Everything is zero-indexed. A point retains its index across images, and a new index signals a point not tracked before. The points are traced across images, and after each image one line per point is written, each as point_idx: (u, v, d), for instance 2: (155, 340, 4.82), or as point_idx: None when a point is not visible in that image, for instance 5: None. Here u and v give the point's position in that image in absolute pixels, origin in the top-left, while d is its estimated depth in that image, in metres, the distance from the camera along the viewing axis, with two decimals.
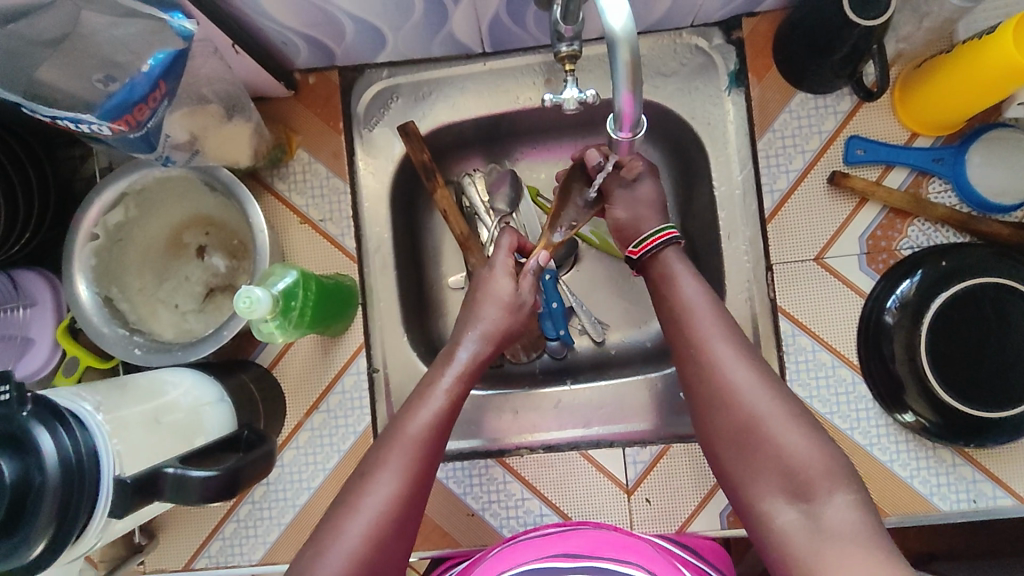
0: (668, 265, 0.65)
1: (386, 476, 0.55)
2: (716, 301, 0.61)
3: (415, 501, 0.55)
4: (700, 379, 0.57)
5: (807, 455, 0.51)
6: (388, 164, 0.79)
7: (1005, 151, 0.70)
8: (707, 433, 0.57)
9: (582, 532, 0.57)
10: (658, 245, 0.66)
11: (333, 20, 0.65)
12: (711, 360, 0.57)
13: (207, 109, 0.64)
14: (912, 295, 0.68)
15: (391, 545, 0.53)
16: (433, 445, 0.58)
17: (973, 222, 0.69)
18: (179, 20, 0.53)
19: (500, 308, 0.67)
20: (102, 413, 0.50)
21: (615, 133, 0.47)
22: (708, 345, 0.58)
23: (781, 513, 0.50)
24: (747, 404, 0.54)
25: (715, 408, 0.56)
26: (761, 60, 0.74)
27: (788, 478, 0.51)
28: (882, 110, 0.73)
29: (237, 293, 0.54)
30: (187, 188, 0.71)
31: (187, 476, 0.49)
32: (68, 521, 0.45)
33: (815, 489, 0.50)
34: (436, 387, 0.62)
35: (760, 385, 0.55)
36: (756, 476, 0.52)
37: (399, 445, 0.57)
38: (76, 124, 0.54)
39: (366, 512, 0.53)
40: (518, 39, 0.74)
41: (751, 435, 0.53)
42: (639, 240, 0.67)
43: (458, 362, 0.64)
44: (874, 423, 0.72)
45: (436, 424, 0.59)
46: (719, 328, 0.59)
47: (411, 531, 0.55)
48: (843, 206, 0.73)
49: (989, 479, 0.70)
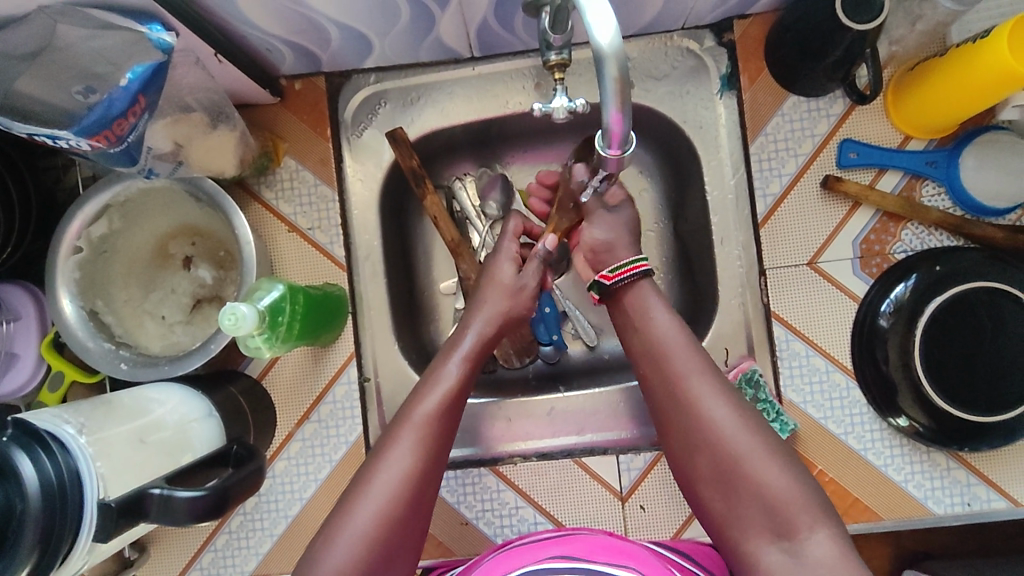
0: (642, 299, 0.62)
1: (400, 451, 0.53)
2: (689, 336, 0.59)
3: (428, 480, 0.53)
4: (677, 419, 0.55)
5: (791, 492, 0.49)
6: (376, 171, 0.77)
7: (999, 153, 0.70)
8: (686, 474, 0.54)
9: (578, 537, 0.56)
10: (634, 276, 0.62)
11: (318, 27, 0.64)
12: (688, 399, 0.54)
13: (190, 117, 0.63)
14: (907, 299, 0.67)
15: (401, 529, 0.50)
16: (446, 423, 0.55)
17: (968, 226, 0.69)
18: (157, 32, 0.53)
19: (502, 294, 0.65)
20: (85, 436, 0.50)
21: (604, 150, 0.46)
22: (685, 382, 0.55)
23: (766, 554, 0.49)
24: (727, 444, 0.52)
25: (695, 450, 0.53)
26: (752, 63, 0.74)
27: (770, 518, 0.49)
28: (874, 113, 0.72)
29: (222, 311, 0.53)
30: (172, 198, 0.70)
31: (173, 497, 0.48)
32: (52, 547, 0.44)
33: (798, 527, 0.48)
34: (443, 371, 0.59)
35: (740, 424, 0.52)
36: (739, 514, 0.50)
37: (411, 422, 0.54)
38: (54, 140, 0.53)
39: (372, 500, 0.50)
40: (507, 43, 0.73)
41: (732, 478, 0.51)
42: (615, 266, 0.63)
43: (463, 348, 0.61)
44: (868, 428, 0.72)
45: (446, 405, 0.56)
46: (696, 364, 0.56)
47: (424, 514, 0.52)
48: (836, 210, 0.72)
49: (984, 483, 0.70)
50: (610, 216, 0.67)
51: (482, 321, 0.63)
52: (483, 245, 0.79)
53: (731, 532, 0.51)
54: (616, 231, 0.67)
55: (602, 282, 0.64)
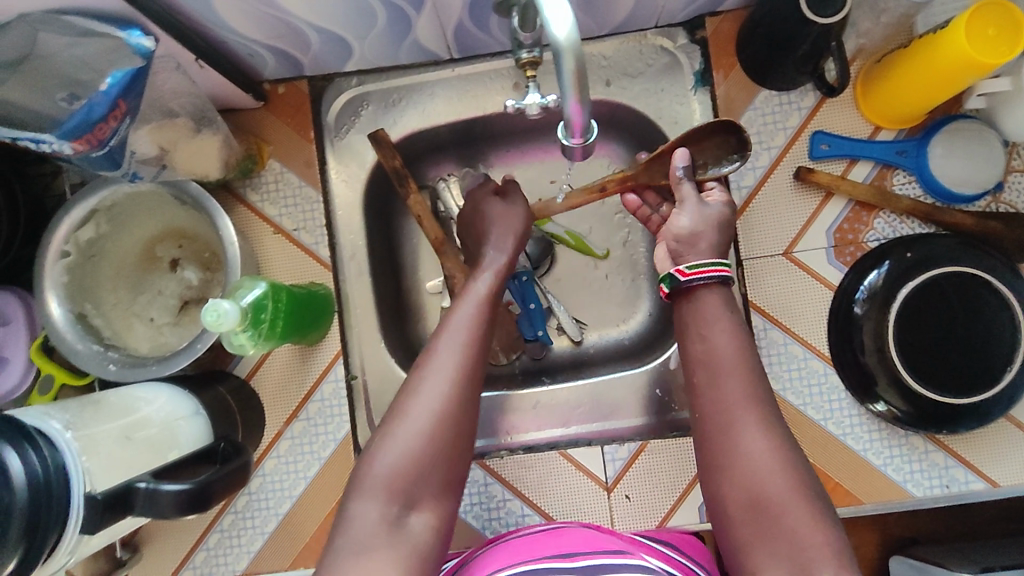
0: (712, 308, 0.55)
1: (442, 360, 0.53)
2: (750, 355, 0.53)
3: (475, 384, 0.53)
4: (716, 441, 0.50)
5: (809, 516, 0.46)
6: (359, 171, 0.79)
7: (967, 141, 0.71)
8: (714, 494, 0.50)
9: (571, 531, 0.57)
10: (712, 279, 0.56)
11: (297, 32, 0.66)
12: (736, 426, 0.50)
13: (174, 123, 0.66)
14: (881, 284, 0.68)
15: (454, 433, 0.50)
16: (482, 334, 0.56)
17: (938, 213, 0.71)
18: (136, 38, 0.53)
19: (506, 224, 0.68)
20: (71, 431, 0.51)
21: (566, 142, 0.48)
22: (736, 404, 0.50)
23: None
24: (762, 478, 0.48)
25: (732, 472, 0.49)
26: (724, 59, 0.75)
27: (791, 551, 0.45)
28: (845, 106, 0.74)
29: (205, 307, 0.54)
30: (157, 201, 0.71)
31: (159, 490, 0.49)
32: (39, 540, 0.45)
33: (817, 562, 0.44)
34: (473, 291, 0.60)
35: (776, 458, 0.48)
36: (760, 542, 0.46)
37: (447, 334, 0.55)
38: (37, 143, 0.54)
39: (415, 417, 0.50)
40: (484, 44, 0.75)
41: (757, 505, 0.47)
42: (693, 262, 0.57)
43: (488, 272, 0.62)
44: (847, 414, 0.73)
45: (483, 316, 0.57)
46: (738, 382, 0.51)
47: (474, 416, 0.52)
48: (809, 200, 0.74)
49: (962, 465, 0.71)
50: (700, 207, 0.60)
51: (496, 263, 0.64)
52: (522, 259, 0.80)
53: (744, 557, 0.47)
54: (705, 223, 0.59)
55: (675, 276, 0.57)
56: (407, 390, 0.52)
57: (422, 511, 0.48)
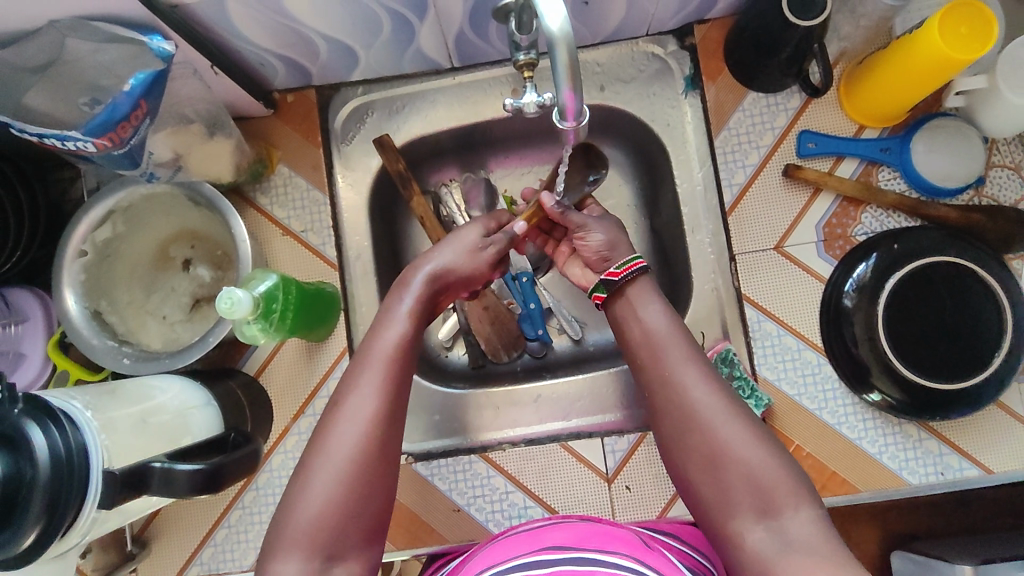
0: (640, 295, 0.62)
1: (359, 399, 0.53)
2: (682, 328, 0.59)
3: (394, 420, 0.54)
4: (676, 420, 0.53)
5: (779, 477, 0.49)
6: (365, 175, 0.82)
7: (947, 138, 0.74)
8: (672, 453, 0.54)
9: (568, 526, 0.57)
10: (636, 271, 0.62)
11: (306, 41, 0.69)
12: (682, 388, 0.54)
13: (189, 129, 0.69)
14: (869, 278, 0.71)
15: (372, 474, 0.51)
16: (403, 364, 0.56)
17: (923, 207, 0.73)
18: (157, 41, 0.57)
19: (463, 249, 0.66)
20: (91, 412, 0.53)
21: (561, 124, 0.51)
22: (676, 368, 0.55)
23: (750, 532, 0.48)
24: (718, 433, 0.51)
25: (681, 435, 0.53)
26: (713, 64, 0.79)
27: (756, 497, 0.48)
28: (830, 106, 0.77)
29: (219, 294, 0.56)
30: (171, 203, 0.74)
31: (174, 469, 0.51)
32: (59, 514, 0.47)
33: (782, 505, 0.48)
34: (396, 311, 0.60)
35: (724, 406, 0.52)
36: (727, 498, 0.49)
37: (369, 367, 0.55)
38: (64, 141, 0.57)
39: (330, 465, 0.50)
40: (484, 53, 0.78)
41: (719, 466, 0.50)
42: (620, 262, 0.63)
43: (415, 286, 0.63)
44: (842, 403, 0.74)
45: (404, 339, 0.58)
46: (683, 358, 0.56)
47: (394, 456, 0.53)
48: (798, 197, 0.76)
49: (956, 452, 0.72)
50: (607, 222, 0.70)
51: (430, 272, 0.64)
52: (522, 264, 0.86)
53: (716, 514, 0.50)
54: (614, 230, 0.69)
55: (608, 280, 0.63)
56: (324, 436, 0.52)
57: (346, 562, 0.49)
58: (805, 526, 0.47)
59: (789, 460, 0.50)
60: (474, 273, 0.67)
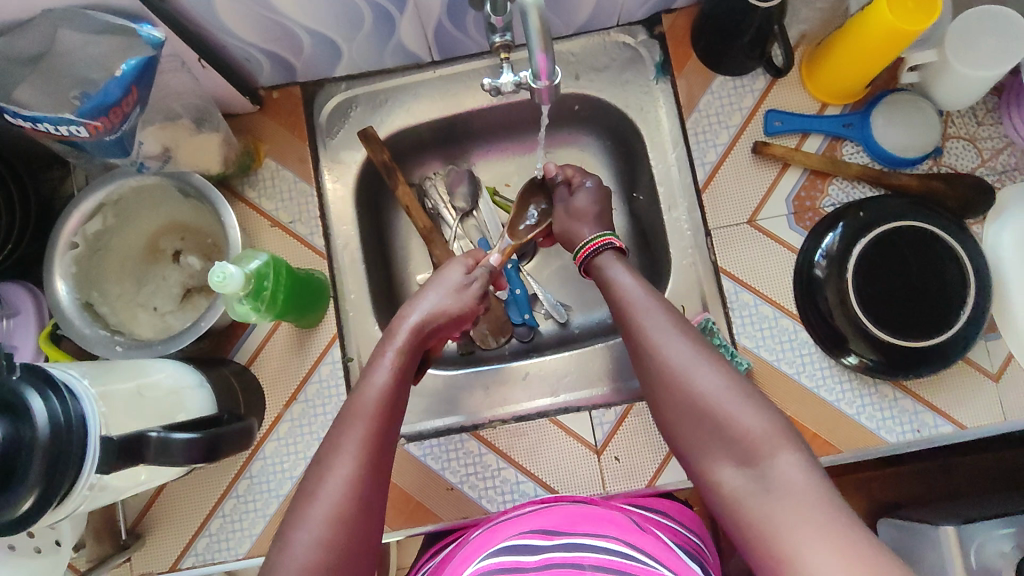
0: (615, 270, 0.68)
1: (345, 457, 0.54)
2: (658, 295, 0.63)
3: (379, 474, 0.55)
4: (654, 377, 0.58)
5: (757, 424, 0.51)
6: (351, 167, 0.84)
7: (904, 110, 0.78)
8: (660, 414, 0.58)
9: (558, 510, 0.61)
10: (592, 252, 0.70)
11: (290, 34, 0.72)
12: (657, 349, 0.58)
13: (177, 122, 0.71)
14: (837, 247, 0.74)
15: (353, 533, 0.51)
16: (388, 415, 0.58)
17: (885, 176, 0.77)
18: (147, 30, 0.58)
19: (448, 291, 0.71)
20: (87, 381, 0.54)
21: (536, 83, 0.55)
22: (653, 334, 0.59)
23: (730, 480, 0.51)
24: (696, 387, 0.55)
25: (663, 393, 0.57)
26: (681, 50, 0.83)
27: (736, 449, 0.51)
28: (793, 85, 0.81)
29: (212, 269, 0.58)
30: (161, 196, 0.76)
31: (171, 439, 0.52)
32: (59, 475, 0.48)
33: (760, 453, 0.50)
34: (382, 362, 0.63)
35: (699, 362, 0.56)
36: (706, 446, 0.53)
37: (355, 421, 0.57)
38: (55, 125, 0.58)
39: (314, 516, 0.51)
40: (463, 45, 0.82)
41: (708, 440, 0.53)
42: (579, 247, 0.72)
43: (400, 336, 0.65)
44: (819, 367, 0.77)
45: (388, 391, 0.60)
46: (673, 333, 0.59)
47: (378, 504, 0.54)
48: (768, 172, 0.80)
49: (930, 409, 0.75)
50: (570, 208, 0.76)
51: (417, 321, 0.67)
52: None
53: (699, 462, 0.54)
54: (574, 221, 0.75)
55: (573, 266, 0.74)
56: (310, 496, 0.52)
57: None
58: (783, 469, 0.49)
59: (768, 411, 0.52)
60: (463, 311, 0.71)
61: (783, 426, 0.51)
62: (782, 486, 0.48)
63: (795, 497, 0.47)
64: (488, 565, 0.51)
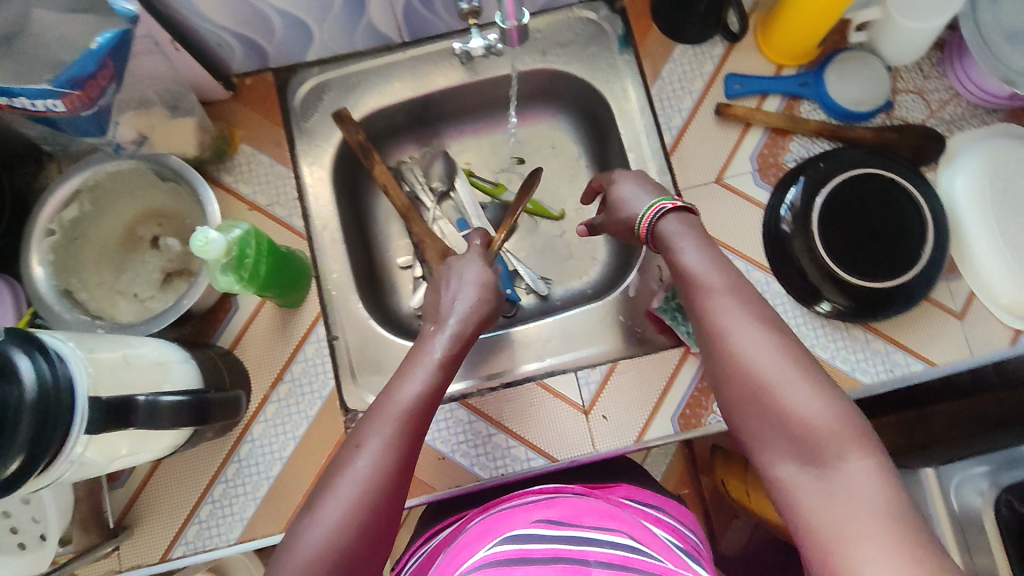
0: (677, 239, 0.64)
1: (375, 442, 0.56)
2: (731, 273, 0.61)
3: (405, 470, 0.56)
4: (720, 357, 0.56)
5: (827, 420, 0.50)
6: (327, 149, 0.86)
7: (855, 67, 0.82)
8: (721, 394, 0.57)
9: (566, 496, 0.60)
10: (653, 219, 0.66)
11: (261, 16, 0.74)
12: (728, 331, 0.56)
13: (149, 111, 0.71)
14: (800, 201, 0.77)
15: (375, 519, 0.53)
16: (420, 412, 0.59)
17: (842, 130, 0.81)
18: (121, 3, 0.60)
19: (478, 288, 0.70)
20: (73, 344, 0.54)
21: (504, 25, 0.62)
22: (723, 317, 0.57)
23: (790, 474, 0.50)
24: (763, 371, 0.53)
25: (727, 375, 0.56)
26: (642, 22, 0.86)
27: (801, 445, 0.50)
28: (750, 50, 0.84)
29: (194, 234, 0.59)
30: (138, 182, 0.75)
31: (160, 402, 0.53)
32: (47, 436, 0.48)
33: (828, 451, 0.49)
34: (424, 359, 0.64)
35: (772, 349, 0.54)
36: (766, 435, 0.52)
37: (388, 412, 0.58)
38: (33, 100, 0.58)
39: (341, 499, 0.53)
40: (431, 24, 0.84)
41: (771, 434, 0.52)
42: (642, 213, 0.68)
43: (445, 332, 0.66)
44: (792, 315, 0.79)
45: (425, 396, 0.60)
46: (743, 320, 0.56)
47: (399, 498, 0.55)
48: (731, 133, 0.83)
49: (901, 349, 0.78)
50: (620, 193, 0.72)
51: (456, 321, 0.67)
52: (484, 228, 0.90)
53: (759, 451, 0.53)
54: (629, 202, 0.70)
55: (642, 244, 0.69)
56: (339, 473, 0.54)
57: None
58: (851, 472, 0.47)
59: (840, 407, 0.50)
60: (491, 309, 0.71)
61: (856, 426, 0.49)
62: (847, 488, 0.47)
63: (859, 501, 0.45)
64: (493, 556, 0.51)
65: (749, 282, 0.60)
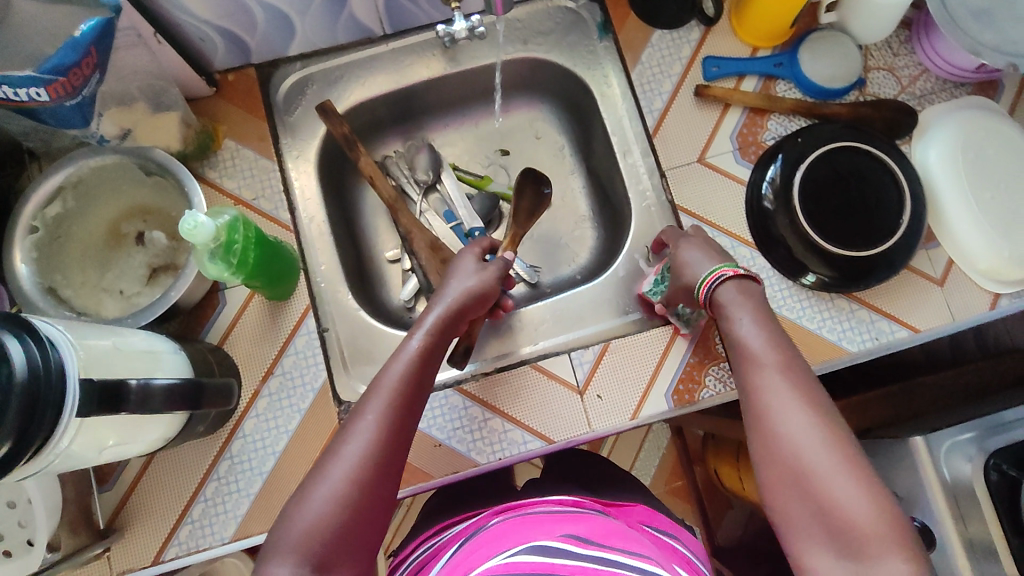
0: (733, 301, 0.63)
1: (365, 421, 0.56)
2: (784, 346, 0.59)
3: (395, 448, 0.56)
4: (763, 434, 0.55)
5: (869, 520, 0.48)
6: (312, 142, 0.86)
7: (828, 47, 0.85)
8: (758, 470, 0.55)
9: (592, 519, 0.60)
10: (711, 287, 0.64)
11: (243, 8, 0.74)
12: (775, 410, 0.55)
13: (132, 107, 0.73)
14: (781, 177, 0.79)
15: (364, 494, 0.53)
16: (410, 394, 0.59)
17: (818, 107, 0.83)
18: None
19: (471, 276, 0.71)
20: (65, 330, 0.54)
21: None
22: (773, 395, 0.56)
23: (824, 568, 0.49)
24: (807, 458, 0.52)
25: (767, 455, 0.54)
26: (620, 10, 0.88)
27: (840, 540, 0.49)
28: (726, 33, 0.86)
29: (183, 218, 0.59)
30: (122, 178, 0.74)
31: (153, 385, 0.53)
32: (37, 418, 0.47)
33: (866, 550, 0.48)
34: (406, 346, 0.63)
35: (820, 438, 0.52)
36: (802, 523, 0.51)
37: (377, 392, 0.58)
38: (14, 89, 0.58)
39: (331, 477, 0.52)
40: (412, 16, 0.85)
41: (807, 522, 0.51)
42: (700, 280, 0.66)
43: (426, 323, 0.66)
44: (779, 288, 0.80)
45: (413, 370, 0.60)
46: (791, 401, 0.55)
47: (392, 477, 0.55)
48: (711, 114, 0.84)
49: (885, 318, 0.79)
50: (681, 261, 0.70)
51: (444, 300, 0.68)
52: (471, 217, 0.91)
53: (792, 537, 0.52)
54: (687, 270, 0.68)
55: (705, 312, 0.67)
56: (330, 456, 0.54)
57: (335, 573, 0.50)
58: None
59: (885, 507, 0.49)
60: (486, 290, 0.71)
61: (898, 528, 0.48)
62: None
63: None
64: (518, 562, 0.51)
65: (804, 361, 0.58)
